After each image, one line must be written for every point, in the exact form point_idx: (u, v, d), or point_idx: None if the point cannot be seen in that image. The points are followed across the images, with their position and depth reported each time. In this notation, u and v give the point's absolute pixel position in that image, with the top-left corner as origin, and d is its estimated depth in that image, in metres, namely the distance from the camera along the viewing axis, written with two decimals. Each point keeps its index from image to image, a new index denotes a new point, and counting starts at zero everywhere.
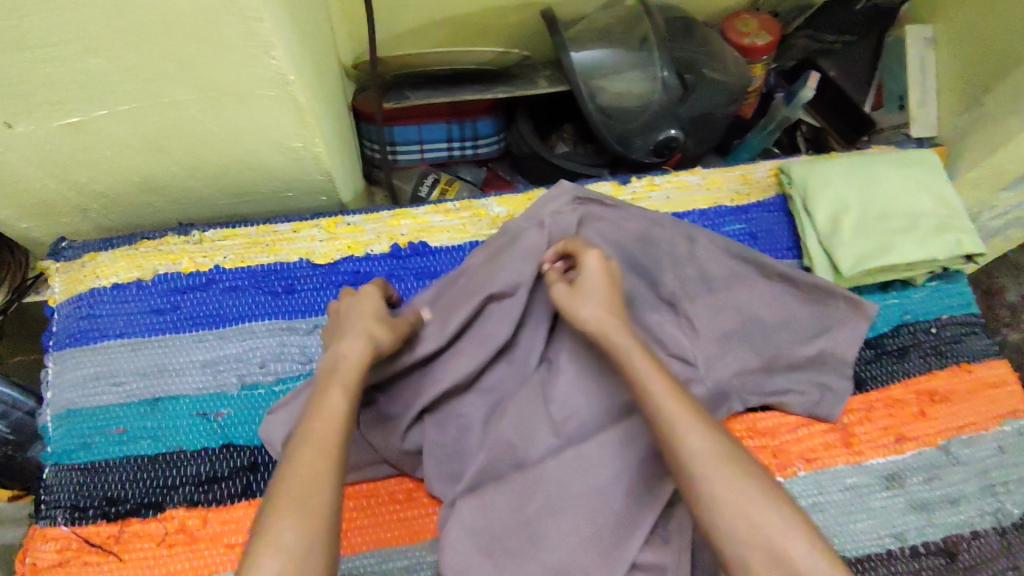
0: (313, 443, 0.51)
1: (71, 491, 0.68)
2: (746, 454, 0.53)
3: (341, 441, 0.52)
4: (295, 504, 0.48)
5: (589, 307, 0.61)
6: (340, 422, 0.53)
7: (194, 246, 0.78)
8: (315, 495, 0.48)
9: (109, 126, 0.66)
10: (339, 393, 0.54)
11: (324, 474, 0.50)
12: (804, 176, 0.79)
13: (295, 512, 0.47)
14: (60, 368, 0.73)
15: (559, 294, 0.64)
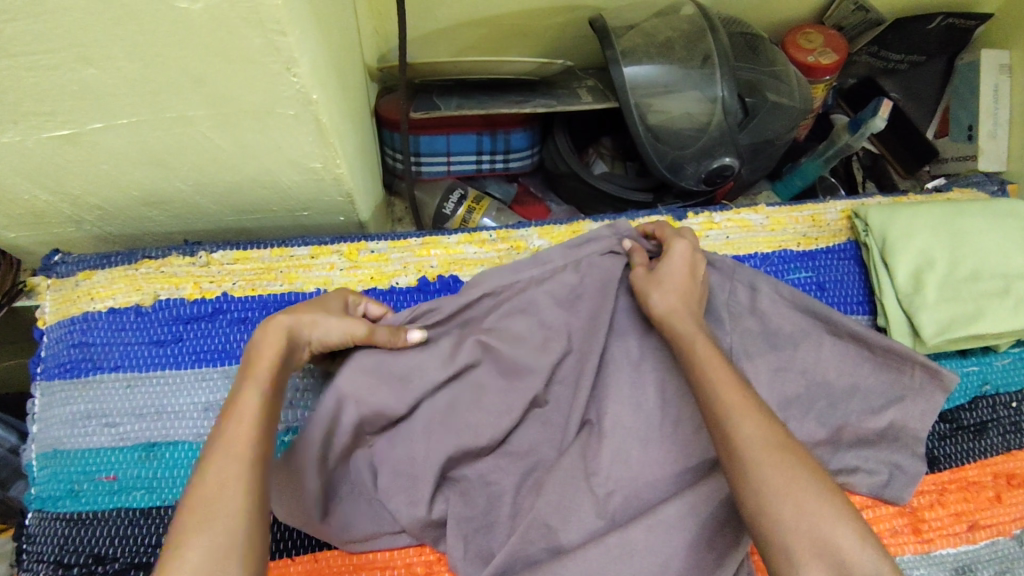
0: (223, 451, 0.47)
1: (55, 544, 0.61)
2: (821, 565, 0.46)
3: (254, 443, 0.48)
4: (201, 518, 0.44)
5: (661, 293, 0.63)
6: (255, 425, 0.49)
7: (201, 270, 0.70)
8: (224, 507, 0.44)
9: (106, 139, 0.62)
10: (255, 394, 0.51)
11: (240, 482, 0.46)
12: (883, 226, 0.72)
13: (202, 527, 0.43)
14: (47, 402, 0.66)
15: (636, 277, 0.66)
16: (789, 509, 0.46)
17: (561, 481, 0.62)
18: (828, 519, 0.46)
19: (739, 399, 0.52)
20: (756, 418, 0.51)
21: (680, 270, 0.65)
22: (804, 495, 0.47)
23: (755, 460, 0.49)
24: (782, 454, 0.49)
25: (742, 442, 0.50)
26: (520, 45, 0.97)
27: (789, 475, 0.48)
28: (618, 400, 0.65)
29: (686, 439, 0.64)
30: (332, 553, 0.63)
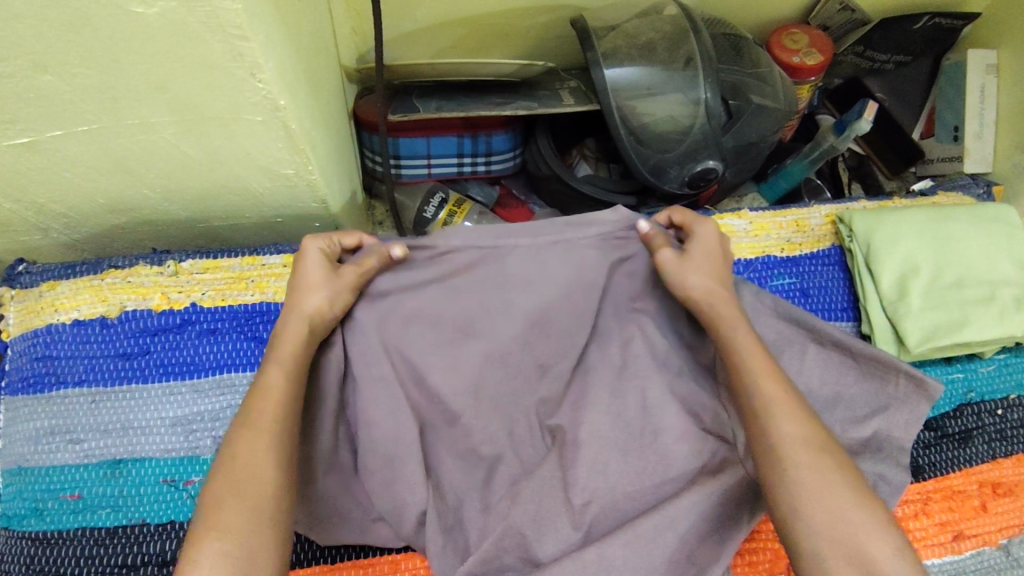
0: (252, 426, 0.50)
1: (20, 565, 0.59)
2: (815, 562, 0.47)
3: (281, 419, 0.51)
4: (232, 489, 0.46)
5: (697, 275, 0.62)
6: (286, 402, 0.52)
7: (169, 279, 0.68)
8: (256, 480, 0.47)
9: (68, 147, 0.60)
10: (281, 373, 0.54)
11: (269, 454, 0.49)
12: (867, 231, 0.71)
13: (235, 494, 0.46)
14: (11, 418, 0.64)
15: (665, 260, 0.64)
16: (823, 511, 0.47)
17: (539, 491, 0.61)
18: (861, 526, 0.46)
19: (794, 400, 0.53)
20: (796, 421, 0.51)
21: (716, 252, 0.64)
22: (838, 501, 0.47)
23: (794, 462, 0.49)
24: (820, 461, 0.49)
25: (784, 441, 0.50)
26: (501, 45, 0.95)
27: (823, 474, 0.48)
28: (596, 411, 0.64)
29: (666, 450, 0.63)
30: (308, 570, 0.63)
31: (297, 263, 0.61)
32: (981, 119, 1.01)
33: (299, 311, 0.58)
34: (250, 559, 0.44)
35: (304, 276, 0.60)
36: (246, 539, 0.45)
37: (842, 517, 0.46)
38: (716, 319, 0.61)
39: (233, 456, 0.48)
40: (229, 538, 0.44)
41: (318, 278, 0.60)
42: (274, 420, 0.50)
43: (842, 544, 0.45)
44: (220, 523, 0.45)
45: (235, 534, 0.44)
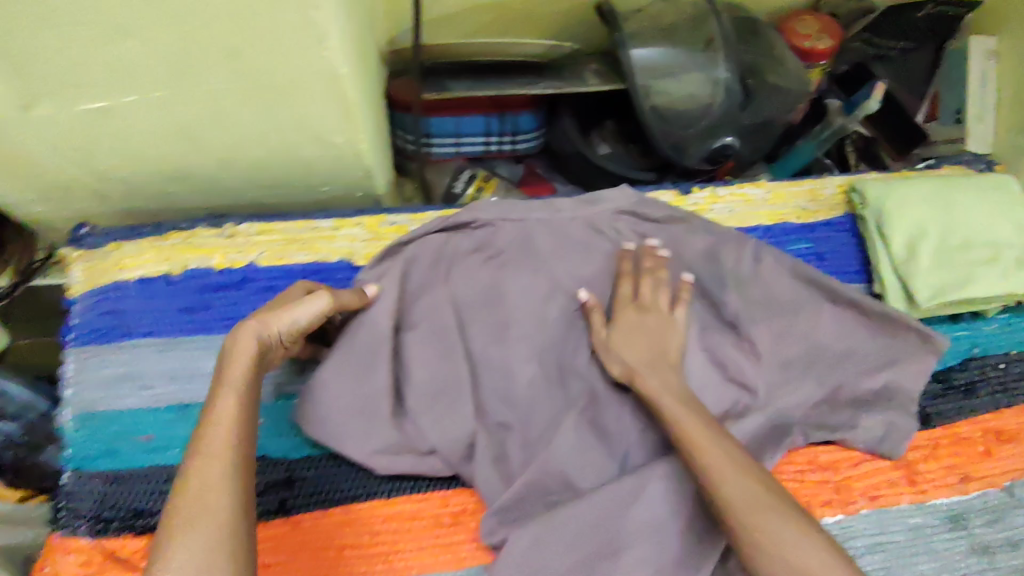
0: (203, 458, 0.48)
1: (95, 500, 0.63)
2: None
3: (236, 444, 0.49)
4: (187, 524, 0.44)
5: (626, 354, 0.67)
6: (243, 425, 0.50)
7: (227, 241, 0.72)
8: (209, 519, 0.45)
9: (138, 112, 0.65)
10: (233, 396, 0.51)
11: (226, 482, 0.47)
12: (879, 199, 0.76)
13: (190, 531, 0.44)
14: (81, 365, 0.68)
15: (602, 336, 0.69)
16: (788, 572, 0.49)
17: (577, 432, 0.66)
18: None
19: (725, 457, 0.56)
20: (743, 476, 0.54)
21: (642, 325, 0.69)
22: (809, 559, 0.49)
23: (751, 524, 0.52)
24: (771, 512, 0.52)
25: (732, 504, 0.53)
26: (527, 31, 1.00)
27: (775, 532, 0.51)
28: None
29: None
30: (367, 503, 0.64)
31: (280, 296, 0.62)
32: (980, 103, 1.09)
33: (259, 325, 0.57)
34: None
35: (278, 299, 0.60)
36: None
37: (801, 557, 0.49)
38: (649, 387, 0.63)
39: (189, 495, 0.46)
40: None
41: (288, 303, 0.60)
42: (225, 458, 0.48)
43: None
44: (172, 566, 0.42)
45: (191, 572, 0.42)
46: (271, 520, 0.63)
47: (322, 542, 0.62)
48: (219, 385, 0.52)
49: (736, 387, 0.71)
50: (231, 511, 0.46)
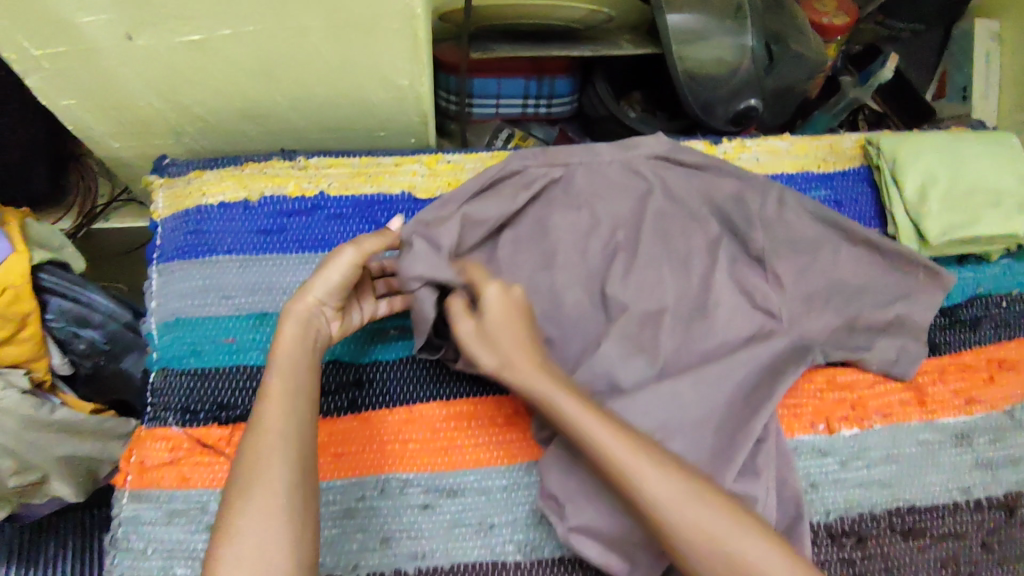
0: (256, 439, 0.55)
1: (181, 395, 0.68)
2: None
3: (286, 423, 0.57)
4: (249, 495, 0.53)
5: (496, 350, 0.63)
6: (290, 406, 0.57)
7: (300, 172, 0.78)
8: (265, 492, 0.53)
9: (228, 46, 0.72)
10: (282, 379, 0.59)
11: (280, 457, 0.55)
12: (894, 149, 0.83)
13: (248, 508, 0.52)
14: (167, 278, 0.73)
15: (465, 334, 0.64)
16: (723, 565, 0.52)
17: (620, 344, 0.72)
18: (760, 565, 0.52)
19: (646, 459, 0.56)
20: (671, 480, 0.55)
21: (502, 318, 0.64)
22: (738, 548, 0.53)
23: (676, 519, 0.54)
24: (692, 503, 0.54)
25: (656, 503, 0.55)
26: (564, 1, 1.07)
27: (700, 524, 0.53)
28: (665, 287, 0.76)
29: (723, 319, 0.75)
30: (429, 405, 0.70)
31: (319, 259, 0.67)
32: (986, 82, 1.15)
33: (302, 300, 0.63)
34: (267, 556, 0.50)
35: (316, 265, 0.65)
36: (263, 543, 0.51)
37: (728, 542, 0.53)
38: (541, 385, 0.62)
39: (248, 467, 0.54)
40: (250, 541, 0.51)
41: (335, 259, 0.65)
42: (274, 445, 0.55)
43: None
44: (237, 533, 0.51)
45: (254, 538, 0.51)
46: (343, 415, 0.69)
47: (389, 436, 0.69)
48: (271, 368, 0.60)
49: (762, 314, 0.77)
50: (283, 483, 0.54)
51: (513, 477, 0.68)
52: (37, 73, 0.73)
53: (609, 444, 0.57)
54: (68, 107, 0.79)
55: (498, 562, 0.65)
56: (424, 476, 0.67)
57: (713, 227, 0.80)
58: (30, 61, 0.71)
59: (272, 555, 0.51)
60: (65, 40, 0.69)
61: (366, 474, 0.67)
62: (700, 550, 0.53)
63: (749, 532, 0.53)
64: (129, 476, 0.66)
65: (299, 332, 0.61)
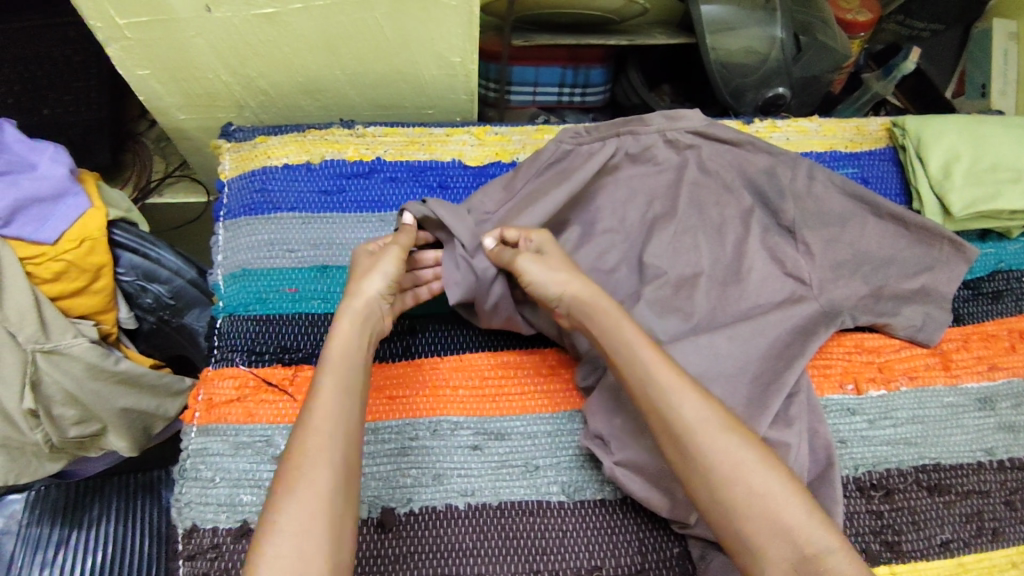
0: (307, 431, 0.55)
1: (247, 338, 0.74)
2: (755, 540, 0.54)
3: (334, 418, 0.56)
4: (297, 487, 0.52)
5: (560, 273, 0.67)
6: (342, 402, 0.58)
7: (358, 138, 0.85)
8: (313, 486, 0.52)
9: (298, 20, 0.77)
10: (335, 376, 0.59)
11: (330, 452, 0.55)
12: (918, 129, 0.87)
13: (293, 499, 0.51)
14: (234, 232, 0.80)
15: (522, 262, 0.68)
16: (742, 493, 0.55)
17: (658, 301, 0.76)
18: (776, 498, 0.54)
19: (714, 427, 0.58)
20: (730, 441, 0.57)
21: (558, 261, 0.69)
22: (758, 480, 0.55)
23: (704, 443, 0.57)
24: (720, 433, 0.57)
25: (691, 427, 0.58)
26: None
27: (731, 457, 0.56)
28: (701, 252, 0.80)
29: (756, 283, 0.79)
30: (477, 354, 0.75)
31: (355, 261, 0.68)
32: (1005, 78, 1.19)
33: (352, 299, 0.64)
34: (307, 550, 0.50)
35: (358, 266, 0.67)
36: (303, 538, 0.50)
37: (753, 480, 0.55)
38: (606, 312, 0.65)
39: (297, 457, 0.54)
40: (292, 535, 0.50)
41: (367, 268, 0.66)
42: (327, 436, 0.55)
43: (762, 519, 0.54)
44: (278, 525, 0.50)
45: (296, 531, 0.50)
46: (397, 360, 0.74)
47: (441, 381, 0.73)
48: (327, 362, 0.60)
49: (793, 281, 0.81)
50: (326, 480, 0.53)
51: (557, 423, 0.72)
52: (119, 43, 0.79)
53: (661, 372, 0.61)
54: (142, 78, 0.84)
55: (543, 501, 0.68)
56: (473, 419, 0.71)
57: (745, 199, 0.84)
58: (116, 31, 0.77)
59: (314, 548, 0.50)
60: (149, 11, 0.74)
61: (419, 415, 0.71)
62: (724, 473, 0.56)
63: (771, 473, 0.56)
64: (197, 412, 0.70)
65: (357, 330, 0.63)
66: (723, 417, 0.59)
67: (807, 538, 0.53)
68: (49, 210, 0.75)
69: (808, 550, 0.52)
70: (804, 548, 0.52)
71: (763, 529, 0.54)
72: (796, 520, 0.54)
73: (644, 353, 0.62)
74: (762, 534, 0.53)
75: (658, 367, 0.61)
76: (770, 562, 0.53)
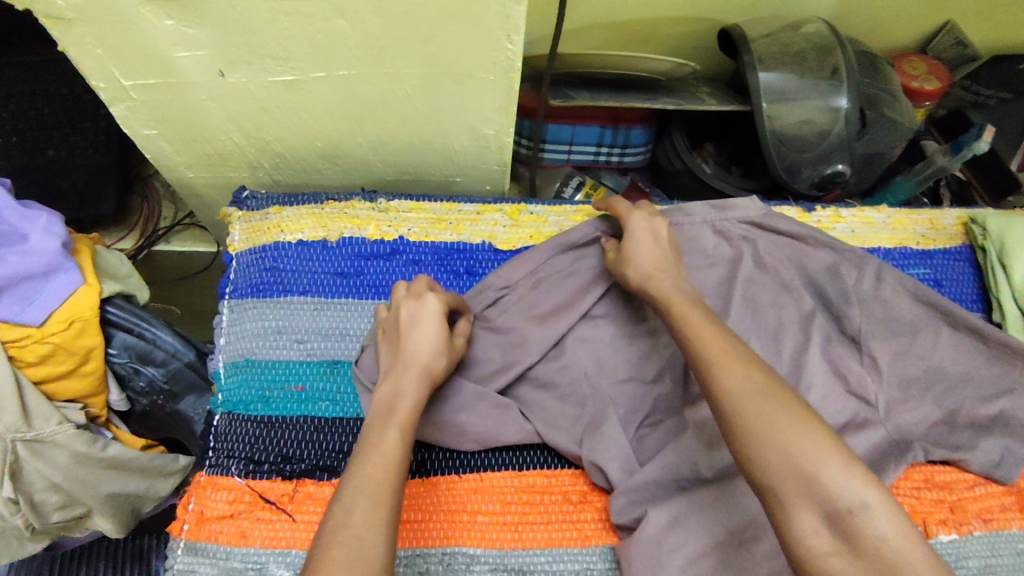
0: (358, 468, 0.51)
1: (246, 443, 0.67)
2: (778, 491, 0.48)
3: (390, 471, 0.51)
4: (342, 551, 0.45)
5: (634, 267, 0.68)
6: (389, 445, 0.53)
7: (380, 214, 0.78)
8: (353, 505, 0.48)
9: (319, 87, 0.70)
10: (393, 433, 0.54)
11: (374, 503, 0.49)
12: (1001, 230, 0.78)
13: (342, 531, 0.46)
14: (240, 316, 0.73)
15: (609, 260, 0.71)
16: (774, 454, 0.49)
17: (704, 428, 0.66)
18: (805, 450, 0.49)
19: (761, 394, 0.52)
20: (771, 404, 0.52)
21: (646, 242, 0.69)
22: (788, 435, 0.49)
23: (745, 410, 0.52)
24: (765, 400, 0.52)
25: (732, 396, 0.53)
26: (643, 49, 1.03)
27: (765, 415, 0.51)
28: None
29: (816, 404, 0.71)
30: (499, 474, 0.67)
31: (416, 318, 0.63)
32: None
33: (417, 367, 0.60)
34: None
35: (426, 335, 0.62)
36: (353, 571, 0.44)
37: (785, 434, 0.50)
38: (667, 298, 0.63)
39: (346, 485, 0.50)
40: None
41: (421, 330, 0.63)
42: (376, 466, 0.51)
43: (790, 473, 0.48)
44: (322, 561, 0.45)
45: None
46: (410, 478, 0.66)
47: (457, 505, 0.65)
48: (387, 423, 0.55)
49: (856, 400, 0.72)
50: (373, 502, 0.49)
51: (588, 562, 0.63)
52: (123, 103, 0.72)
53: (712, 343, 0.57)
54: (149, 137, 0.77)
55: None
56: (492, 553, 0.63)
57: (805, 302, 0.76)
58: (120, 92, 0.70)
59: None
60: (158, 73, 0.67)
61: (431, 545, 0.63)
62: (755, 431, 0.51)
63: (806, 430, 0.50)
64: (186, 524, 0.63)
65: (411, 385, 0.59)
66: (768, 380, 0.54)
67: (842, 494, 0.46)
68: (39, 288, 0.68)
69: (841, 504, 0.46)
70: (835, 503, 0.46)
71: (792, 484, 0.48)
72: (833, 475, 0.47)
73: (690, 327, 0.59)
74: (787, 487, 0.48)
75: (705, 341, 0.57)
76: (802, 526, 0.47)
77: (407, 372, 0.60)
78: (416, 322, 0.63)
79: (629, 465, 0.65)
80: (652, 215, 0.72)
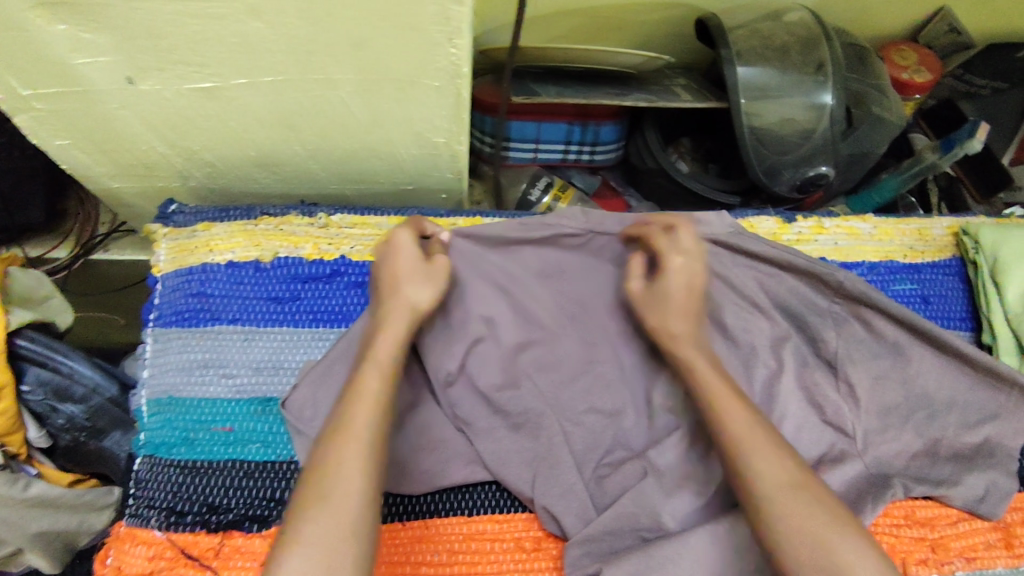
0: (343, 431, 0.50)
1: (169, 491, 0.61)
2: None
3: (371, 423, 0.50)
4: (321, 515, 0.46)
5: (668, 319, 0.61)
6: (372, 393, 0.52)
7: (320, 231, 0.72)
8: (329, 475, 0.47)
9: (245, 95, 0.63)
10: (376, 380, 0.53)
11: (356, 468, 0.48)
12: (994, 245, 0.73)
13: (318, 507, 0.46)
14: (163, 348, 0.66)
15: (635, 293, 0.63)
16: (807, 549, 0.47)
17: (667, 471, 0.60)
18: (838, 553, 0.47)
19: (788, 485, 0.50)
20: (799, 498, 0.49)
21: (679, 291, 0.62)
22: (824, 535, 0.47)
23: (773, 502, 0.50)
24: (794, 492, 0.50)
25: (760, 481, 0.51)
26: (615, 39, 0.96)
27: (794, 507, 0.49)
28: None
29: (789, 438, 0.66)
30: (444, 520, 0.62)
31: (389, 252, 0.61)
32: None
33: (399, 301, 0.58)
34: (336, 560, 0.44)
35: (399, 265, 0.59)
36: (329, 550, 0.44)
37: (818, 532, 0.47)
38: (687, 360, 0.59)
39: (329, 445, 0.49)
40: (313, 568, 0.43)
41: (408, 266, 0.60)
42: (361, 422, 0.50)
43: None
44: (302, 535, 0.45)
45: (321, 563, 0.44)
46: None
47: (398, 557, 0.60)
48: (366, 364, 0.54)
49: (834, 432, 0.67)
50: (360, 463, 0.48)
51: None
52: (26, 113, 0.64)
53: (735, 419, 0.54)
54: (62, 148, 0.70)
55: None
56: None
57: (779, 325, 0.70)
58: (21, 102, 0.62)
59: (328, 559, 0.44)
60: (60, 81, 0.60)
61: None
62: (786, 528, 0.48)
63: (841, 530, 0.48)
64: None
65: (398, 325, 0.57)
66: (799, 470, 0.51)
67: None
68: None
69: None
70: None
71: None
72: None
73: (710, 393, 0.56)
74: None
75: (729, 412, 0.55)
76: None
77: (393, 312, 0.57)
78: (409, 264, 0.60)
79: (584, 512, 0.60)
80: (695, 257, 0.62)
